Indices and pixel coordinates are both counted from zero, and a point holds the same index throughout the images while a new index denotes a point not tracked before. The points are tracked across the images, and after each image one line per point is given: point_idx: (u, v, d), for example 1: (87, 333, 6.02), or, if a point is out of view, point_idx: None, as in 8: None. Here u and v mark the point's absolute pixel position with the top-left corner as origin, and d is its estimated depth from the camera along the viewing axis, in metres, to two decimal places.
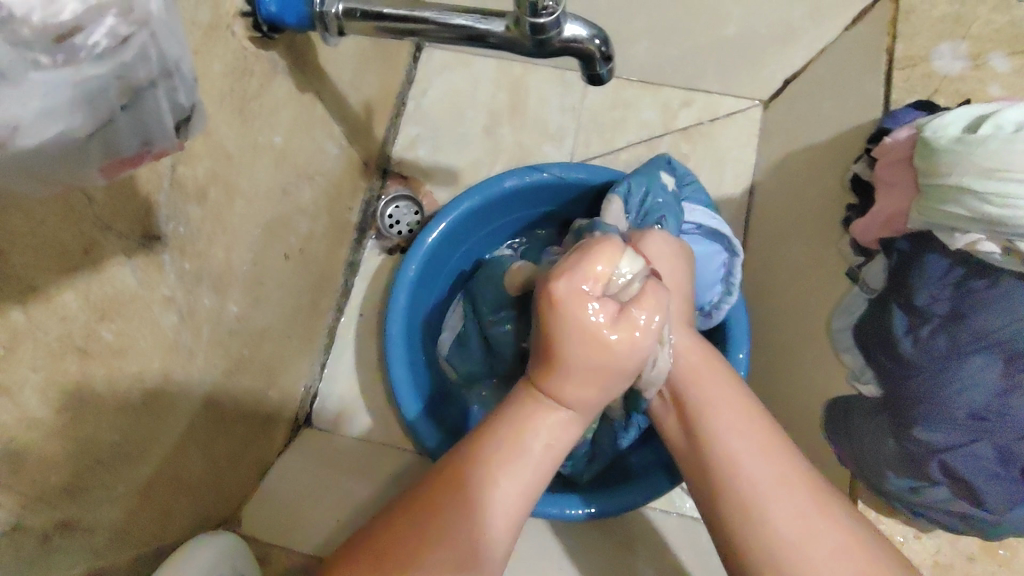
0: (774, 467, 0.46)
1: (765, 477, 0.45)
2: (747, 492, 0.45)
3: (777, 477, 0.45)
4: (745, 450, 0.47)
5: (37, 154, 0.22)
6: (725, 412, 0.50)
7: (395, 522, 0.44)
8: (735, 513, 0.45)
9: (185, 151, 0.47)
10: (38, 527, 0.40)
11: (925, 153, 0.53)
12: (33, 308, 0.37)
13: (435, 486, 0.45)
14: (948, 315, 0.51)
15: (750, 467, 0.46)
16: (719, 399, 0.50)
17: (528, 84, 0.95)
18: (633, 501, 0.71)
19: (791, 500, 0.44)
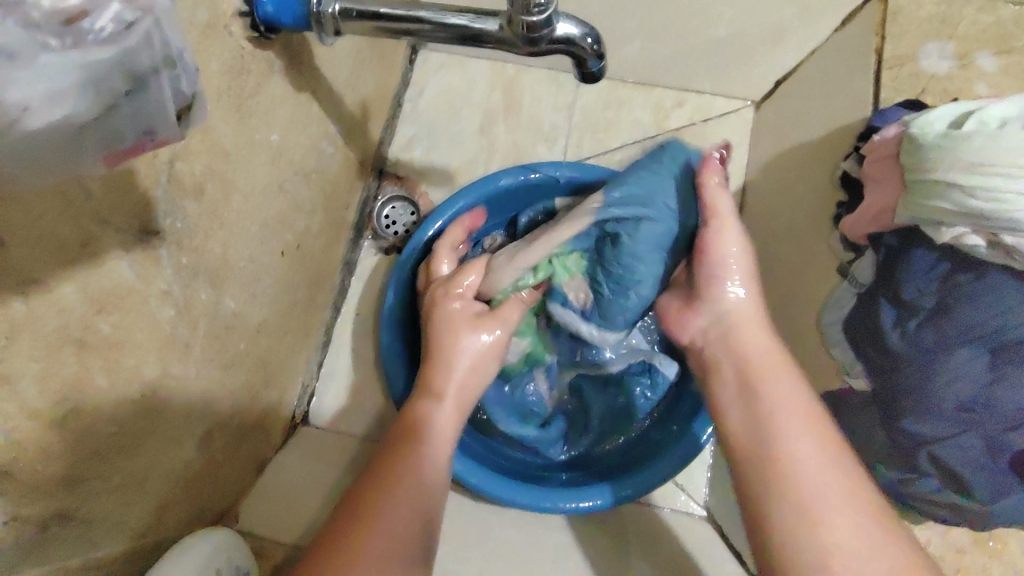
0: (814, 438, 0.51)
1: (831, 485, 0.48)
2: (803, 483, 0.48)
3: (851, 486, 0.48)
4: (811, 460, 0.49)
5: (34, 148, 0.22)
6: (799, 423, 0.51)
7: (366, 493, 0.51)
8: (779, 517, 0.47)
9: (183, 147, 0.48)
10: (36, 517, 0.40)
11: (910, 149, 0.53)
12: (33, 299, 0.37)
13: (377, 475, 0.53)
14: (935, 308, 0.52)
15: (821, 468, 0.48)
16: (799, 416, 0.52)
17: (523, 83, 0.96)
18: (602, 501, 0.71)
19: (850, 500, 0.47)
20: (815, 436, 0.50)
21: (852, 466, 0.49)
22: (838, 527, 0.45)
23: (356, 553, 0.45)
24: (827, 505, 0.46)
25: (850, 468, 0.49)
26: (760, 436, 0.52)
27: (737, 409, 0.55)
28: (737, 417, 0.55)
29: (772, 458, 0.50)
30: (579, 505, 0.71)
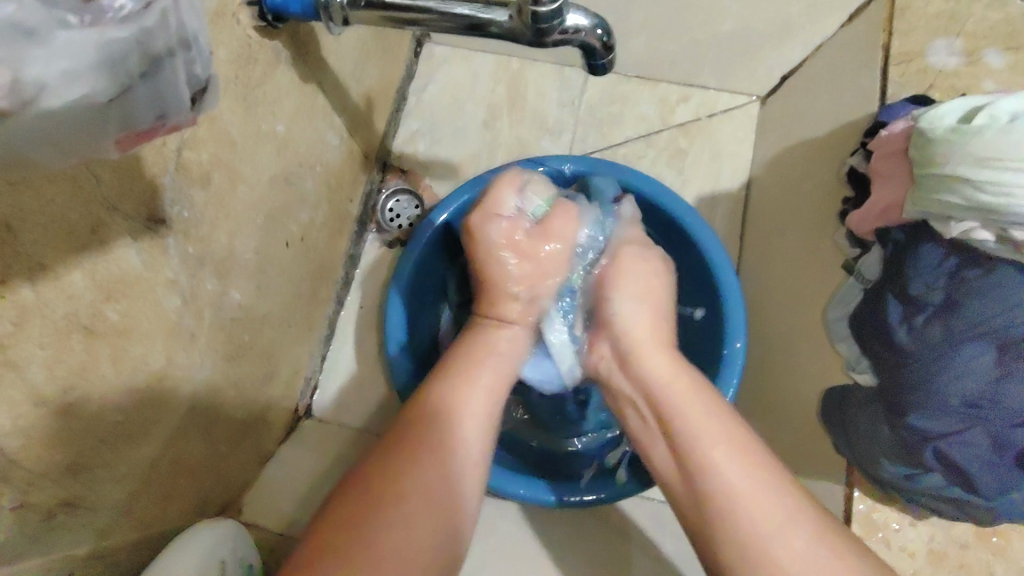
0: (741, 459, 0.48)
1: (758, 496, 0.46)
2: (714, 483, 0.48)
3: (746, 480, 0.47)
4: (737, 469, 0.48)
5: (49, 131, 0.22)
6: (712, 426, 0.51)
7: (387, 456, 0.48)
8: (737, 550, 0.45)
9: (191, 135, 0.48)
10: (43, 504, 0.40)
11: (920, 143, 0.53)
12: (42, 285, 0.37)
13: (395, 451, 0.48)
14: (943, 304, 0.51)
15: (740, 486, 0.47)
16: (690, 406, 0.53)
17: (528, 78, 0.96)
18: (592, 497, 0.71)
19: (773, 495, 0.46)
20: (745, 466, 0.48)
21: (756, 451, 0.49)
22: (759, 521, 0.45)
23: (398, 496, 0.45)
24: (760, 520, 0.45)
25: (755, 460, 0.48)
26: (681, 455, 0.51)
27: (626, 402, 0.59)
28: (667, 452, 0.53)
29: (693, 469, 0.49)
30: (580, 499, 0.70)
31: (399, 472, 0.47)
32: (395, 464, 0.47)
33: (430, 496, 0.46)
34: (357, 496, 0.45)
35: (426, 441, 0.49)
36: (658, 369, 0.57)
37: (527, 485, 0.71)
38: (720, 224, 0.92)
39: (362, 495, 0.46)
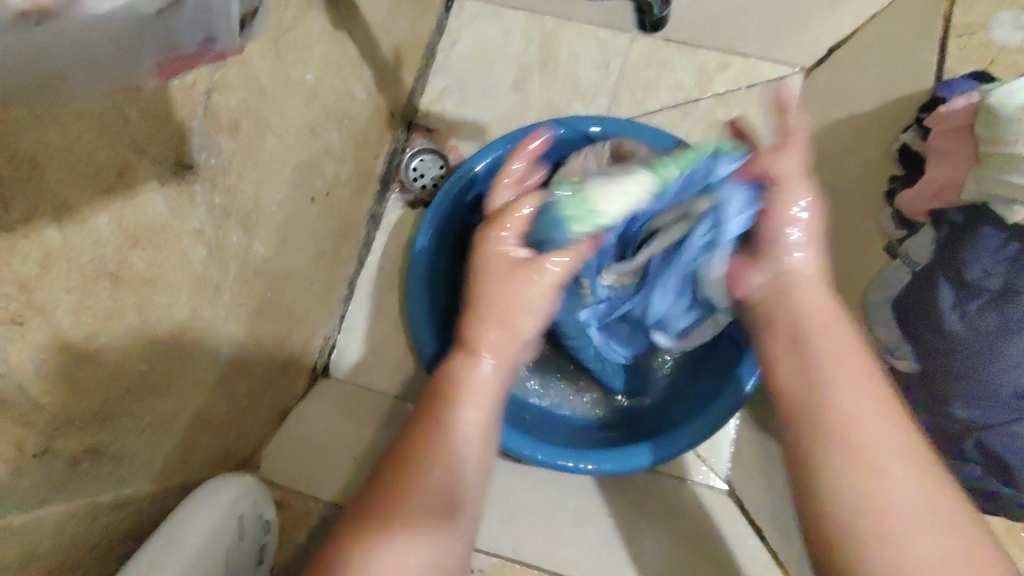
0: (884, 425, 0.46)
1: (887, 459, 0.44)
2: (846, 431, 0.45)
3: (907, 479, 0.43)
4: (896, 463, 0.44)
5: (87, 35, 0.21)
6: (850, 367, 0.49)
7: (393, 468, 0.48)
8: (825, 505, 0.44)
9: (220, 77, 0.46)
10: (68, 452, 0.39)
11: (987, 121, 0.50)
12: (68, 227, 0.35)
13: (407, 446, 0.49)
14: (1001, 291, 0.49)
15: (892, 469, 0.43)
16: (836, 343, 0.50)
17: (562, 38, 0.93)
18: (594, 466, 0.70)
19: (939, 500, 0.42)
20: (868, 400, 0.47)
21: (898, 410, 0.47)
22: (914, 532, 0.41)
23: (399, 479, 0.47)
24: (872, 482, 0.43)
25: (903, 438, 0.45)
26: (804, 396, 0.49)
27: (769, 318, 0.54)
28: (790, 369, 0.51)
29: (844, 435, 0.45)
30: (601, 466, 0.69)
31: (409, 473, 0.47)
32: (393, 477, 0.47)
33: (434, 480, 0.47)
34: (379, 500, 0.46)
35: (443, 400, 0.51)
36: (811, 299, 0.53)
37: (547, 451, 0.70)
38: None
39: (385, 478, 0.47)
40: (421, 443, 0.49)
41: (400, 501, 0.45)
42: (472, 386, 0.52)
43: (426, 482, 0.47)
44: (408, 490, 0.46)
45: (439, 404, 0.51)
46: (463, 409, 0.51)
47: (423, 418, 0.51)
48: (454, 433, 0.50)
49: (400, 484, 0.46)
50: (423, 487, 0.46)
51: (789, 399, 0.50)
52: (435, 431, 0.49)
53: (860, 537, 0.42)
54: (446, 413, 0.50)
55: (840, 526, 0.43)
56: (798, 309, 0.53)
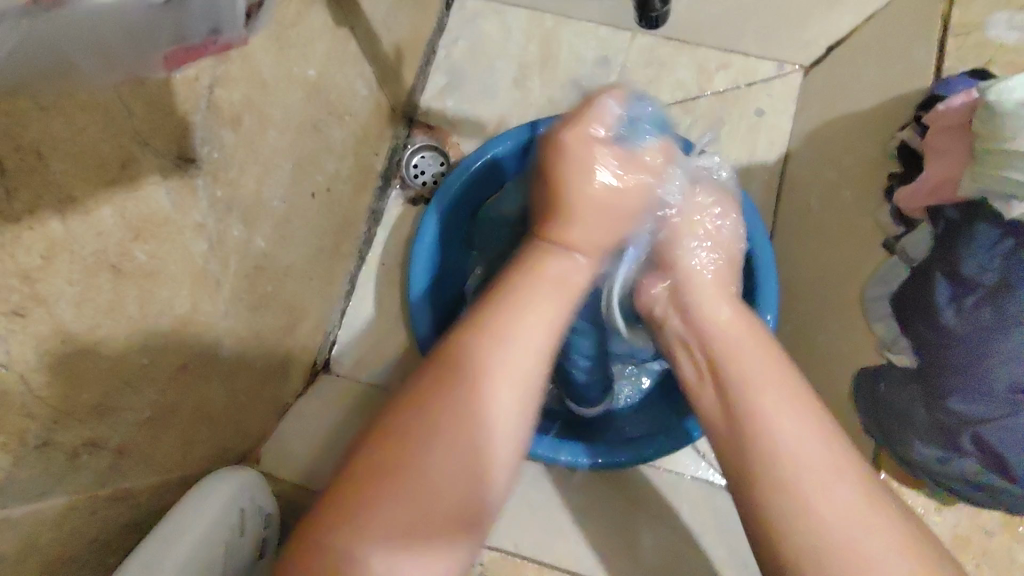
0: (791, 408, 0.43)
1: (821, 465, 0.40)
2: (759, 424, 0.43)
3: (813, 478, 0.40)
4: (795, 456, 0.41)
5: (98, 22, 0.21)
6: (761, 367, 0.46)
7: (415, 409, 0.40)
8: (763, 486, 0.41)
9: (222, 71, 0.46)
10: (67, 444, 0.39)
11: (983, 118, 0.51)
12: (71, 218, 0.36)
13: (411, 409, 0.41)
14: (995, 285, 0.49)
15: (787, 454, 0.41)
16: (746, 342, 0.49)
17: (562, 36, 0.93)
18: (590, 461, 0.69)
19: (841, 476, 0.40)
20: (781, 393, 0.44)
21: (832, 427, 0.43)
22: (833, 488, 0.39)
23: (409, 438, 0.39)
24: (811, 486, 0.39)
25: (840, 446, 0.42)
26: (736, 412, 0.45)
27: (682, 348, 0.53)
28: (714, 399, 0.47)
29: (762, 435, 0.42)
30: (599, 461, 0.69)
31: (414, 442, 0.39)
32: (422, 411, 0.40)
33: (461, 446, 0.39)
34: (378, 479, 0.38)
35: (481, 353, 0.42)
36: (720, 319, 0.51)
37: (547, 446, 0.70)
38: (754, 197, 0.89)
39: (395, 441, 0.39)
40: (456, 381, 0.41)
41: (432, 457, 0.39)
42: (516, 339, 0.43)
43: (448, 457, 0.39)
44: (422, 469, 0.39)
45: (462, 384, 0.41)
46: (498, 371, 0.42)
47: (451, 366, 0.42)
48: (489, 392, 0.41)
49: (413, 440, 0.39)
50: (439, 450, 0.39)
51: (722, 429, 0.45)
52: (471, 385, 0.41)
53: (793, 525, 0.38)
54: (494, 372, 0.42)
55: (774, 520, 0.39)
56: (703, 332, 0.51)
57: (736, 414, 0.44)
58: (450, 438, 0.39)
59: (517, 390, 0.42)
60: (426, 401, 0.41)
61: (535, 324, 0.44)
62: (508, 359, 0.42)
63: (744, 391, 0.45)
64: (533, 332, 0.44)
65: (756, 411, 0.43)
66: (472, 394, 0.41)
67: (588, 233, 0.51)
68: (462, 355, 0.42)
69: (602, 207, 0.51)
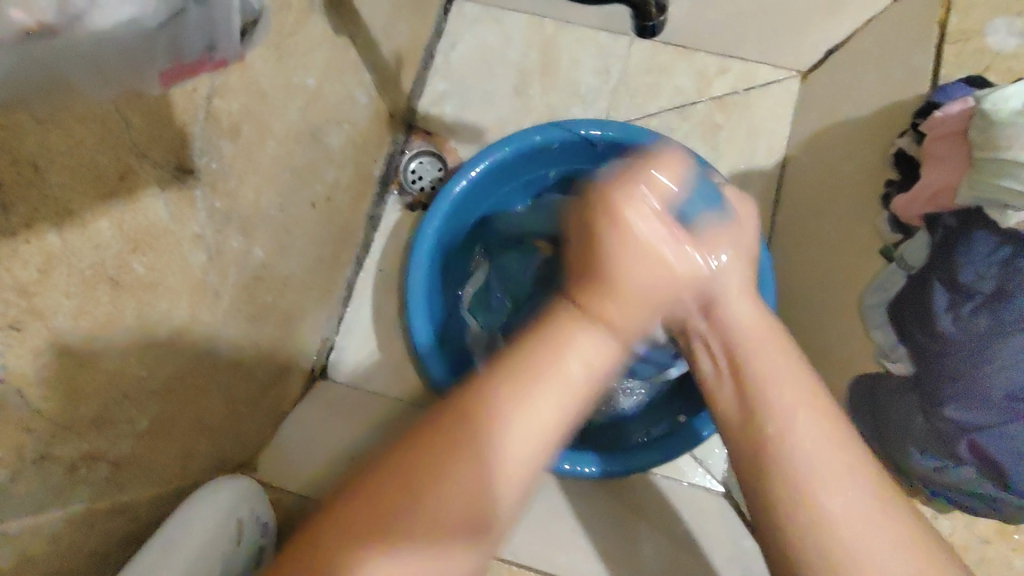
0: (821, 425, 0.39)
1: (838, 474, 0.38)
2: (778, 424, 0.39)
3: (858, 511, 0.37)
4: (843, 489, 0.37)
5: (102, 47, 0.21)
6: (783, 372, 0.40)
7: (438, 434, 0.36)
8: (788, 528, 0.37)
9: (221, 82, 0.46)
10: (66, 458, 0.39)
11: (982, 126, 0.51)
12: (70, 232, 0.36)
13: (429, 447, 0.35)
14: (993, 293, 0.49)
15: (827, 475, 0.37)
16: (766, 339, 0.42)
17: (560, 43, 0.93)
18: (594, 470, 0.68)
19: (840, 448, 0.38)
20: (813, 413, 0.39)
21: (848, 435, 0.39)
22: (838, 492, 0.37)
23: (417, 495, 0.34)
24: (852, 526, 0.36)
25: (843, 431, 0.39)
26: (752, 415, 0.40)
27: (696, 343, 0.44)
28: (731, 398, 0.42)
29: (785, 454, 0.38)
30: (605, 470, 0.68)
31: (422, 492, 0.34)
32: (443, 444, 0.36)
33: (466, 492, 0.35)
34: (381, 490, 0.35)
35: (504, 401, 0.36)
36: (741, 315, 0.43)
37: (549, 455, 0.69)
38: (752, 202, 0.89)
39: (409, 473, 0.35)
40: (461, 441, 0.35)
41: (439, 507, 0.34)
42: (536, 398, 0.36)
43: (456, 511, 0.35)
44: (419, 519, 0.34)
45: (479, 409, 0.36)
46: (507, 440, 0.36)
47: (453, 424, 0.36)
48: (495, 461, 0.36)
49: (409, 484, 0.35)
50: (452, 501, 0.35)
51: (733, 410, 0.42)
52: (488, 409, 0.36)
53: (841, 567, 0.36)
54: (497, 424, 0.36)
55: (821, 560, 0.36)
56: (720, 329, 0.43)
57: (756, 417, 0.40)
58: (456, 504, 0.35)
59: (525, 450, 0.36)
60: (423, 458, 0.35)
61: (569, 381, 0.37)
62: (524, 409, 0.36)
63: (755, 398, 0.40)
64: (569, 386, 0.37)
65: (768, 406, 0.40)
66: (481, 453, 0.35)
67: (575, 347, 0.37)
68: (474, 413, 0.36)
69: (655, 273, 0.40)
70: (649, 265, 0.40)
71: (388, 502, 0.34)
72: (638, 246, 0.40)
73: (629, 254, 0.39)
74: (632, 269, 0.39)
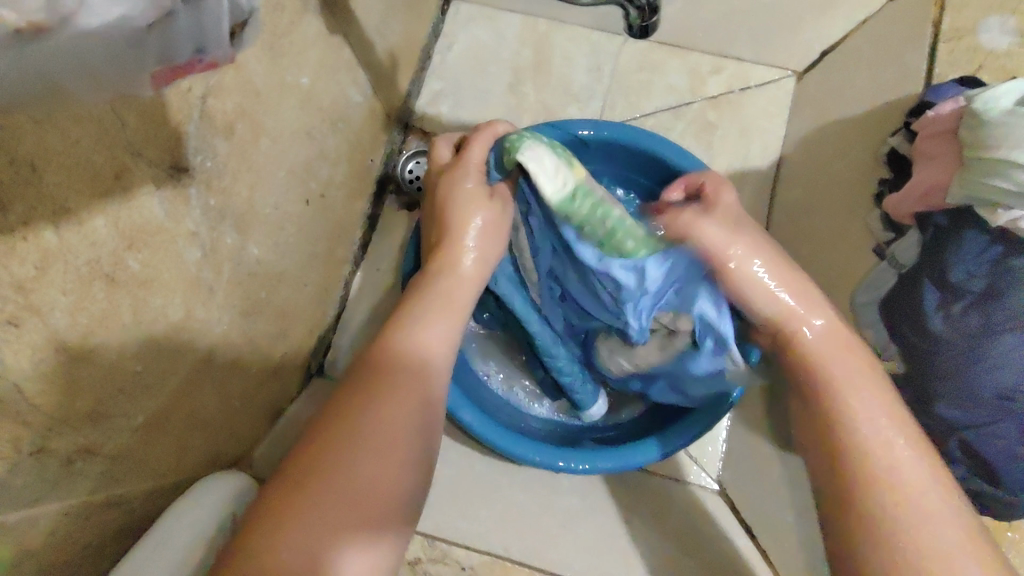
0: (919, 455, 0.45)
1: (923, 488, 0.43)
2: (864, 446, 0.46)
3: (928, 510, 0.42)
4: (914, 500, 0.43)
5: (92, 49, 0.22)
6: (873, 405, 0.48)
7: (338, 417, 0.44)
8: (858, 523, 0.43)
9: (216, 81, 0.47)
10: (61, 451, 0.40)
11: (970, 125, 0.51)
12: (65, 230, 0.36)
13: (317, 447, 0.42)
14: (984, 292, 0.50)
15: (922, 510, 0.42)
16: (865, 375, 0.50)
17: (555, 42, 0.93)
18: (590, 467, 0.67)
19: (924, 486, 0.43)
20: (908, 439, 0.46)
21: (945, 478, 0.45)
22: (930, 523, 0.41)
23: (315, 477, 0.40)
24: (907, 525, 0.42)
25: (919, 448, 0.46)
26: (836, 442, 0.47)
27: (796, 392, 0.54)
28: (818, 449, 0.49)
29: (861, 471, 0.45)
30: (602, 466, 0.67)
31: (327, 475, 0.40)
32: (351, 401, 0.45)
33: (383, 474, 0.42)
34: (287, 490, 0.40)
35: (378, 405, 0.45)
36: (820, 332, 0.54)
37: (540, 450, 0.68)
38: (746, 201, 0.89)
39: (300, 470, 0.41)
40: (348, 440, 0.42)
41: (359, 473, 0.41)
42: (420, 347, 0.50)
43: (371, 487, 0.41)
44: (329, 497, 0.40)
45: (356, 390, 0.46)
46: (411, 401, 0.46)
47: (344, 427, 0.43)
48: (392, 440, 0.44)
49: (310, 477, 0.40)
50: (369, 473, 0.41)
51: (812, 454, 0.50)
52: (397, 381, 0.47)
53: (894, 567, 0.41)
54: (379, 416, 0.44)
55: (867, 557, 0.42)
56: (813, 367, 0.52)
57: (828, 441, 0.48)
58: (377, 467, 0.42)
59: (412, 415, 0.46)
60: (326, 449, 0.42)
61: (434, 340, 0.51)
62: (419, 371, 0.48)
63: (846, 419, 0.48)
64: (433, 338, 0.51)
65: (863, 439, 0.46)
66: (364, 434, 0.43)
67: (437, 324, 0.52)
68: (370, 391, 0.46)
69: (450, 297, 0.54)
70: (452, 294, 0.54)
71: (303, 488, 0.40)
72: (473, 233, 0.57)
73: (426, 331, 0.51)
74: (461, 257, 0.56)
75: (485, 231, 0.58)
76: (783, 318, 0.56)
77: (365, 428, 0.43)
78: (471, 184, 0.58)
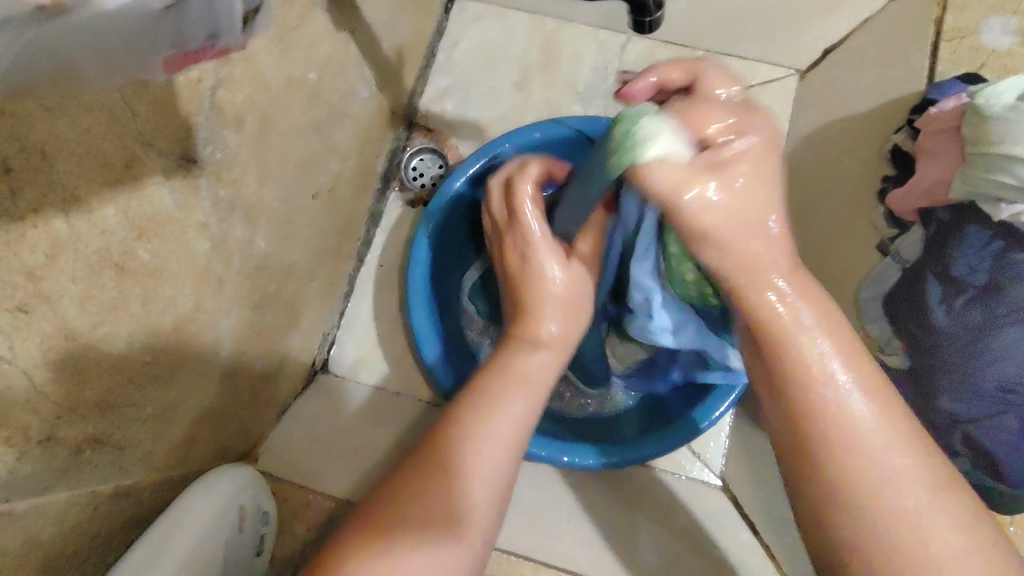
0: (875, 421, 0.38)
1: (899, 470, 0.37)
2: (834, 437, 0.38)
3: (913, 486, 0.37)
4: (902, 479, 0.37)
5: (110, 30, 0.22)
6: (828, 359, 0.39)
7: (412, 473, 0.44)
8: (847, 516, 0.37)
9: (226, 74, 0.47)
10: (71, 439, 0.40)
11: (973, 121, 0.51)
12: (75, 217, 0.36)
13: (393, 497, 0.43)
14: (985, 287, 0.51)
15: (896, 480, 0.37)
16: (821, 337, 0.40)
17: (560, 40, 0.94)
18: (599, 462, 0.68)
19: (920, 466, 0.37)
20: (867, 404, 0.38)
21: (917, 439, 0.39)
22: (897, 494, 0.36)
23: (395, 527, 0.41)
24: (901, 512, 0.36)
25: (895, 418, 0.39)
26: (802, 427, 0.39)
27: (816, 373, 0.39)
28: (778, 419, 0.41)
29: (836, 457, 0.38)
30: (612, 462, 0.68)
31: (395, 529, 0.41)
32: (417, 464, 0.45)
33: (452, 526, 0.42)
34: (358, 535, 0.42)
35: (457, 472, 0.44)
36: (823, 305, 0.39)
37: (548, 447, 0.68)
38: None
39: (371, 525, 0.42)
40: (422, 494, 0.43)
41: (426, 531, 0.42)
42: (495, 429, 0.45)
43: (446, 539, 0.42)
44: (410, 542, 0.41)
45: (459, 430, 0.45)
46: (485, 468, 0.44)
47: (426, 477, 0.43)
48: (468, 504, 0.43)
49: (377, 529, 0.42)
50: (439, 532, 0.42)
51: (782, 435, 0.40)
52: (472, 433, 0.45)
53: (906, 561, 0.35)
54: (454, 483, 0.43)
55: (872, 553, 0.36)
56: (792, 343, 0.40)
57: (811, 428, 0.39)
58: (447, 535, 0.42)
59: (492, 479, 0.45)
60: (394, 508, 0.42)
61: (511, 418, 0.46)
62: (483, 441, 0.45)
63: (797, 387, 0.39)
64: (511, 418, 0.46)
65: (821, 420, 0.38)
66: (439, 496, 0.43)
67: (507, 408, 0.47)
68: (445, 459, 0.44)
69: (531, 369, 0.49)
70: (530, 378, 0.48)
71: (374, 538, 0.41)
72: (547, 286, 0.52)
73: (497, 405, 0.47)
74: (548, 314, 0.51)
75: (565, 295, 0.52)
76: (744, 272, 0.40)
77: (434, 494, 0.43)
78: (533, 225, 0.54)
